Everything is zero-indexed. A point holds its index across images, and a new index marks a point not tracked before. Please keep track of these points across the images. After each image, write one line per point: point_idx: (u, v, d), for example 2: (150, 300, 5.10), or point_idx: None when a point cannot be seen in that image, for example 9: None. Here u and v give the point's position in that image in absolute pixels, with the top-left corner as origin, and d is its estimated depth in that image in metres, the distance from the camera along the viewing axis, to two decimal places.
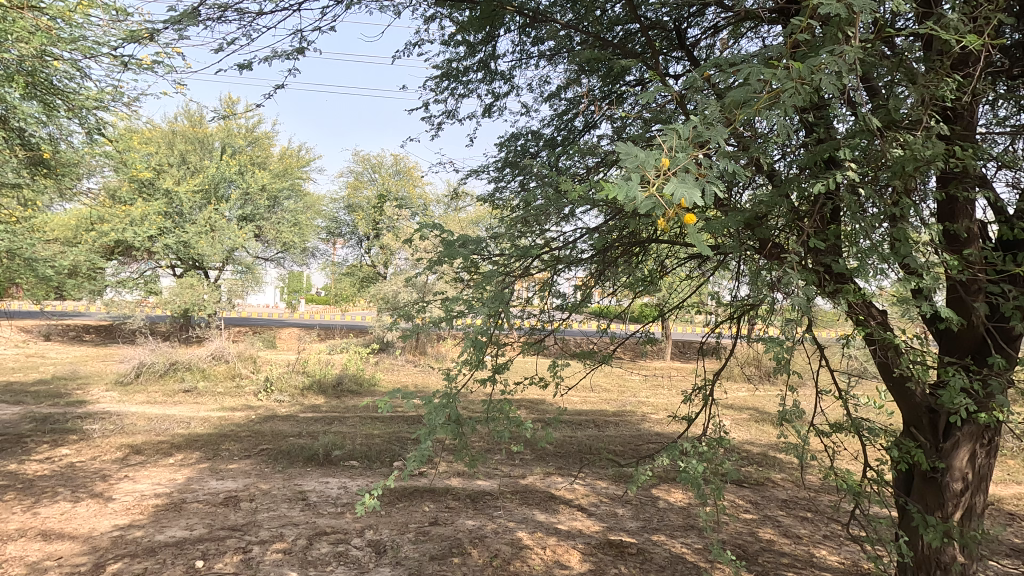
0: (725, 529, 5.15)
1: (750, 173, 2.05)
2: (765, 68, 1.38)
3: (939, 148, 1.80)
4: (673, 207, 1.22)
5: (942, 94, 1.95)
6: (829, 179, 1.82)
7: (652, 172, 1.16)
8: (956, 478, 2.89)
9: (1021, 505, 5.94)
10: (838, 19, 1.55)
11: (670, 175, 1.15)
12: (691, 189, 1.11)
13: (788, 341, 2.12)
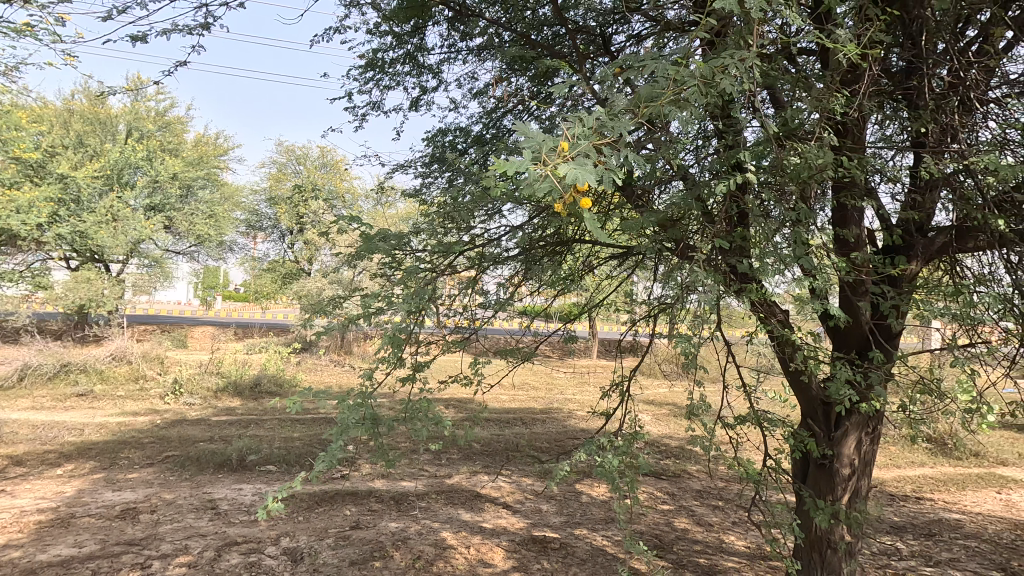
0: (643, 521, 5.35)
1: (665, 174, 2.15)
2: (668, 68, 1.47)
3: (829, 157, 1.96)
4: (572, 190, 1.30)
5: (834, 107, 2.13)
6: (733, 182, 1.93)
7: (550, 154, 1.23)
8: (845, 463, 3.15)
9: (900, 486, 6.60)
10: (741, 27, 1.65)
11: (566, 159, 1.23)
12: (588, 174, 1.18)
13: (696, 337, 2.23)
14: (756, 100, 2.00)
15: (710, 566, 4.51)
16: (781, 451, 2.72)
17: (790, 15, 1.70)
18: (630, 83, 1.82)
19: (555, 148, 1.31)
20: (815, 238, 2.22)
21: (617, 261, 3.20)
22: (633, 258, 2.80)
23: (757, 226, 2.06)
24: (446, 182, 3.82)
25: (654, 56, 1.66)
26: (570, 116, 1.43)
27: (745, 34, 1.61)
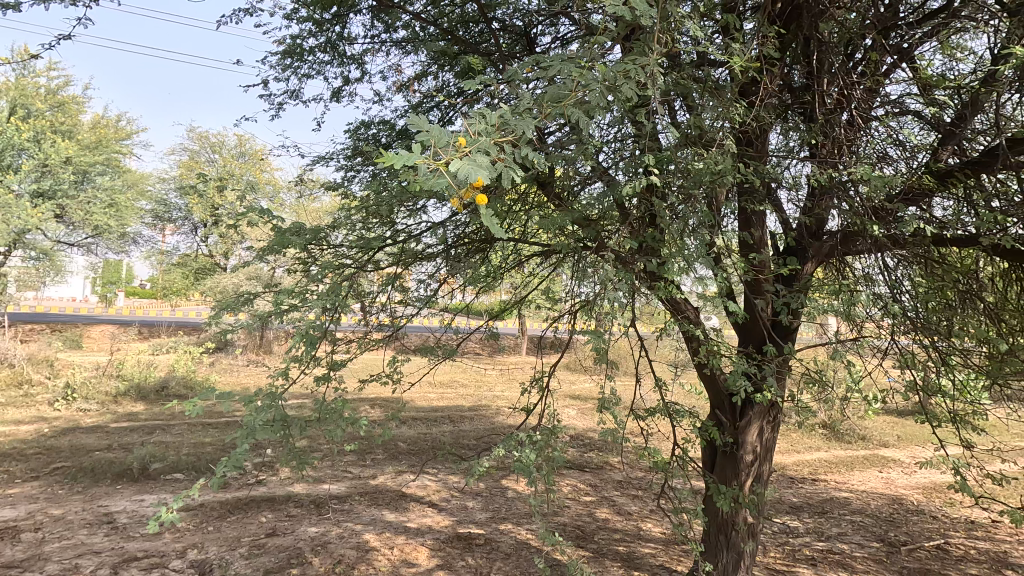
0: (566, 513, 5.49)
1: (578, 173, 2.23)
2: (573, 70, 1.55)
3: (724, 161, 2.12)
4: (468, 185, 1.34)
5: (733, 116, 2.29)
6: (638, 182, 2.04)
7: (446, 148, 1.28)
8: (748, 450, 3.38)
9: (799, 469, 7.18)
10: (643, 37, 1.76)
11: (462, 155, 1.28)
12: (481, 170, 1.22)
13: (608, 332, 2.33)
14: (661, 104, 2.11)
15: (628, 553, 4.70)
16: (688, 440, 2.88)
17: (690, 28, 1.83)
18: (540, 84, 1.88)
19: (454, 142, 1.35)
20: (718, 238, 2.39)
21: (538, 260, 3.25)
22: (555, 256, 2.85)
23: (663, 225, 2.20)
24: (370, 175, 3.72)
25: (563, 56, 1.74)
26: (475, 112, 1.49)
27: (646, 42, 1.72)
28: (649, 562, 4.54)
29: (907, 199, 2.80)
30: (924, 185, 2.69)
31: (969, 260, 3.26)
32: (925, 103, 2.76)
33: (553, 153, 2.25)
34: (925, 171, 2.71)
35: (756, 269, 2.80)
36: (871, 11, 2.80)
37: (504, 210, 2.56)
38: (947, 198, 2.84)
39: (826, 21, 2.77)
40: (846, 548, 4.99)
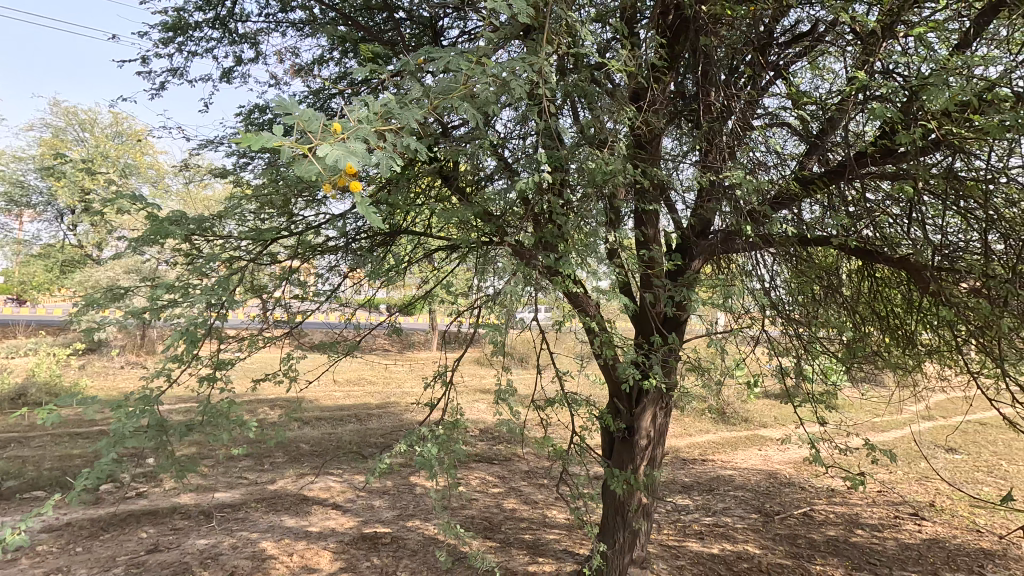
0: (473, 506, 5.53)
1: (476, 167, 2.26)
2: (463, 64, 1.57)
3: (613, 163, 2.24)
4: (343, 173, 1.30)
5: (623, 119, 2.41)
6: (533, 179, 2.11)
7: (320, 133, 1.22)
8: (643, 435, 3.61)
9: (690, 451, 7.75)
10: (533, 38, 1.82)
11: (336, 141, 1.23)
12: (353, 156, 1.18)
13: (507, 324, 2.38)
14: (556, 104, 2.19)
15: (533, 540, 4.84)
16: (586, 428, 3.01)
17: (580, 33, 1.91)
18: (434, 76, 1.88)
19: (328, 127, 1.29)
20: (612, 236, 2.51)
21: (442, 254, 3.23)
22: (460, 251, 2.85)
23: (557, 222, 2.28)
24: (265, 163, 3.51)
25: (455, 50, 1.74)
26: (357, 98, 1.45)
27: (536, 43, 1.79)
28: (553, 547, 4.69)
29: (778, 203, 3.09)
30: (791, 189, 2.99)
31: (830, 259, 3.65)
32: (794, 117, 3.05)
33: (452, 147, 2.25)
34: (792, 179, 3.00)
35: (644, 264, 2.99)
36: (749, 30, 3.05)
37: (404, 202, 2.53)
38: (811, 203, 3.17)
39: (710, 36, 2.99)
40: (730, 521, 5.46)
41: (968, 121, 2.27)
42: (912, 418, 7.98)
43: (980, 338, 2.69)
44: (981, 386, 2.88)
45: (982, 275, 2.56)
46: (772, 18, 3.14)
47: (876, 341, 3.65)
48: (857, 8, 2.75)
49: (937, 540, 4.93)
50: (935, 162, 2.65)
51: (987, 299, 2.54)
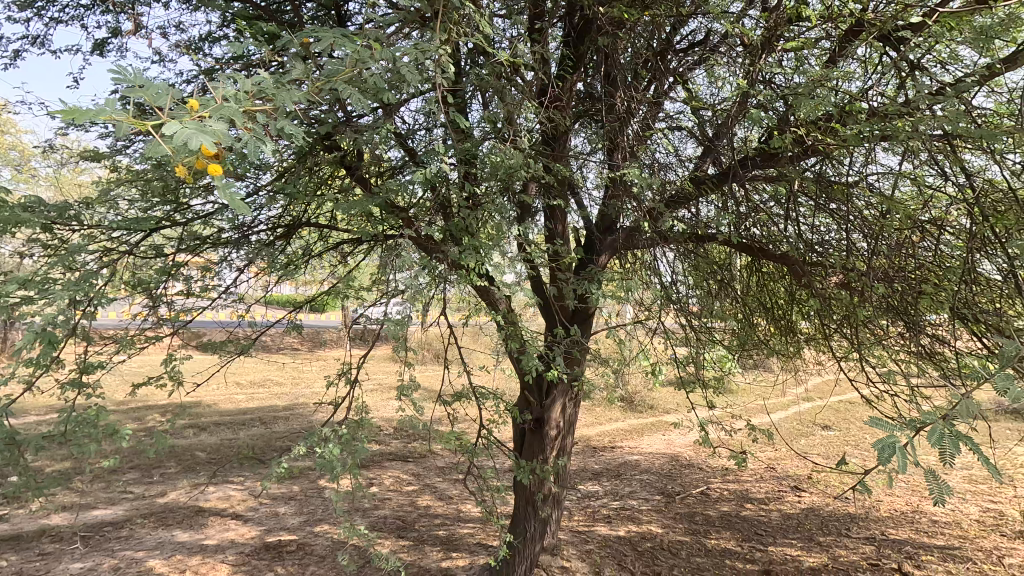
0: (386, 505, 5.42)
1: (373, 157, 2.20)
2: (348, 46, 1.50)
3: (513, 156, 2.25)
4: (200, 154, 1.18)
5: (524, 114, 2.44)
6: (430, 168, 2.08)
7: (176, 110, 1.11)
8: (552, 426, 3.69)
9: (600, 439, 8.07)
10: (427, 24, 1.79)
11: (193, 119, 1.11)
12: (214, 133, 1.08)
13: (408, 318, 2.33)
14: (455, 93, 2.17)
15: (447, 536, 4.82)
16: (494, 421, 3.03)
17: (477, 23, 1.90)
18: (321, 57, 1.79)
19: (181, 103, 1.16)
20: (519, 231, 2.55)
21: (347, 248, 3.12)
22: (365, 243, 2.75)
23: (461, 216, 2.28)
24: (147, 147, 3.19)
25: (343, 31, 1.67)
26: (222, 73, 1.34)
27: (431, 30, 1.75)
28: (466, 541, 4.70)
29: (675, 201, 3.27)
30: (685, 188, 3.18)
31: (724, 255, 3.92)
32: (690, 121, 3.25)
33: (349, 135, 2.17)
34: (688, 180, 3.19)
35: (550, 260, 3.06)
36: (650, 36, 3.20)
37: (304, 192, 2.41)
38: (705, 203, 3.39)
39: (613, 39, 3.10)
40: (635, 503, 5.75)
41: (833, 130, 2.53)
42: (794, 399, 8.81)
43: (843, 326, 3.00)
44: (844, 369, 3.21)
45: (846, 270, 2.85)
46: (671, 26, 3.31)
47: (762, 331, 3.98)
48: (744, 22, 2.97)
49: (813, 509, 5.48)
50: (808, 168, 2.93)
51: (849, 291, 2.84)
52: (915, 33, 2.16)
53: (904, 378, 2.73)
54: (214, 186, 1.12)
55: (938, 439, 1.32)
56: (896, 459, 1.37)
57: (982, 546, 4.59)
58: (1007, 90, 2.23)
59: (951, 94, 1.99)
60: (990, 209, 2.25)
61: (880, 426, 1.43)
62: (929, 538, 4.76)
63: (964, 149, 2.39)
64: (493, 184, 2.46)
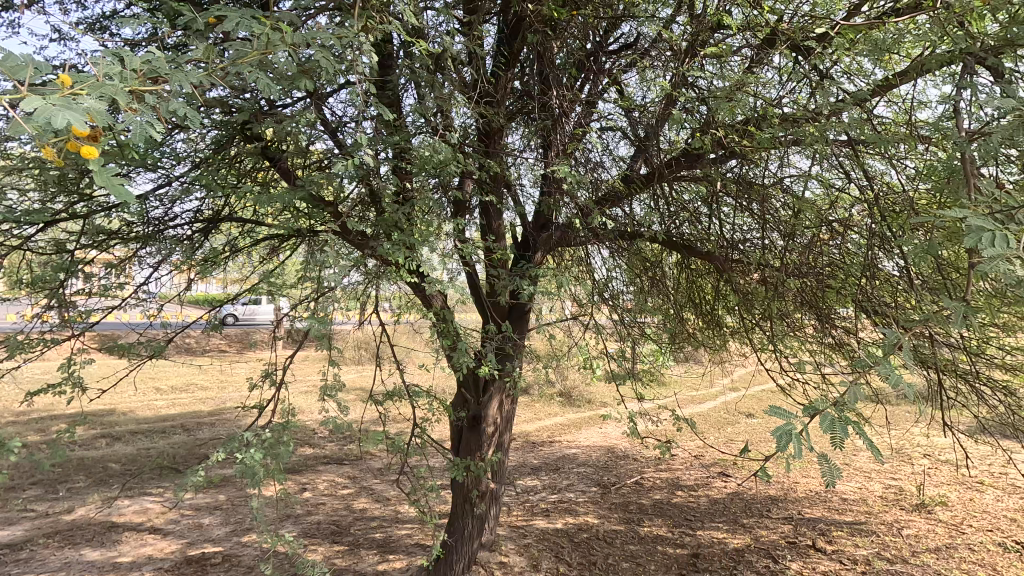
0: (319, 511, 5.25)
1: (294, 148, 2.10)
2: (256, 27, 1.42)
3: (441, 150, 2.21)
4: (72, 135, 1.07)
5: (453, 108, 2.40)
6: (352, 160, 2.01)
7: (45, 86, 1.01)
8: (489, 423, 3.70)
9: (539, 435, 8.16)
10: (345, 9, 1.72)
11: (65, 97, 1.02)
12: (89, 111, 0.99)
13: (334, 317, 2.25)
14: (380, 84, 2.11)
15: (383, 538, 4.72)
16: (428, 420, 2.99)
17: (400, 11, 1.85)
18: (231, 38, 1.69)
19: (51, 79, 1.06)
20: (452, 227, 2.52)
21: (273, 244, 2.98)
22: (290, 238, 2.63)
23: (389, 211, 2.22)
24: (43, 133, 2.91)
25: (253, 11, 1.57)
26: (106, 50, 1.23)
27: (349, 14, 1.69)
28: (403, 542, 4.62)
29: (607, 200, 3.34)
30: (615, 187, 3.24)
31: (656, 253, 4.03)
32: (622, 122, 3.33)
33: (267, 125, 2.06)
34: (619, 179, 3.26)
35: (483, 256, 3.05)
36: (583, 36, 3.25)
37: (221, 184, 2.27)
38: (637, 202, 3.47)
39: (546, 37, 3.12)
40: (573, 496, 5.86)
41: (750, 133, 2.66)
42: (722, 390, 9.27)
43: (761, 320, 3.16)
44: (763, 361, 3.39)
45: (764, 267, 3.01)
46: (603, 28, 3.37)
47: (691, 325, 4.15)
48: (672, 27, 3.07)
49: (737, 493, 5.79)
50: (731, 170, 3.07)
51: (766, 286, 3.00)
52: (821, 44, 2.31)
53: (813, 367, 2.90)
54: (89, 169, 1.03)
55: (830, 425, 1.38)
56: (792, 446, 1.37)
57: (884, 520, 5.00)
58: (902, 101, 2.42)
59: (852, 102, 2.14)
60: (887, 210, 2.43)
61: (777, 415, 1.44)
62: (839, 515, 5.14)
63: (866, 155, 2.58)
64: (423, 179, 2.40)
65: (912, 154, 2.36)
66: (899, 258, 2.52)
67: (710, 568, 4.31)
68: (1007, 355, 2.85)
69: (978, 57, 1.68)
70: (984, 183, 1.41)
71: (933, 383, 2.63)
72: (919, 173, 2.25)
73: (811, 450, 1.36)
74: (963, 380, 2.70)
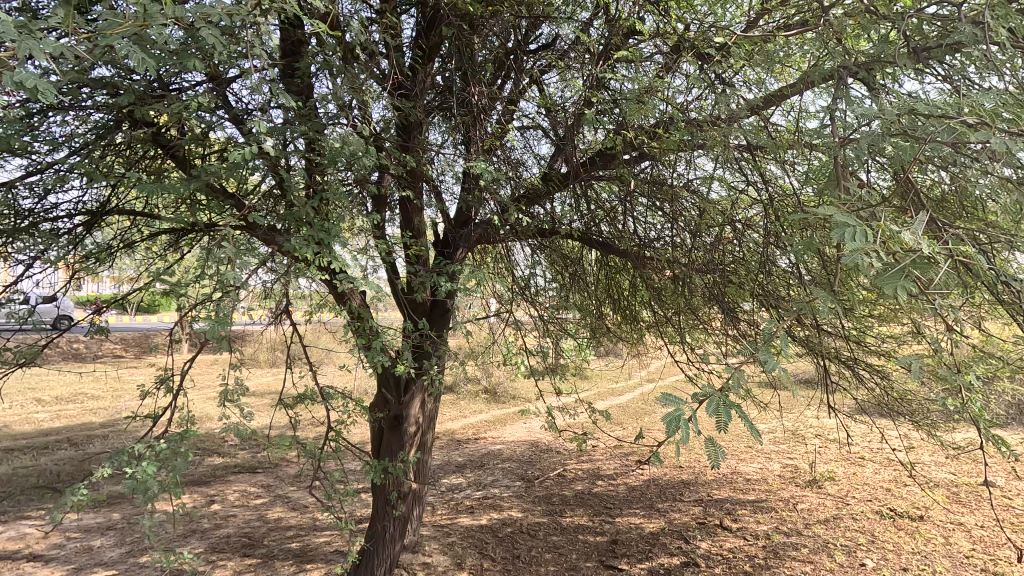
0: (229, 523, 4.94)
1: (187, 136, 1.96)
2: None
3: (352, 141, 2.13)
4: None
5: (365, 100, 2.33)
6: (252, 147, 1.89)
7: None
8: (411, 423, 3.63)
9: (464, 432, 8.14)
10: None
11: None
12: None
13: (234, 316, 2.11)
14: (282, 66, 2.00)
15: (299, 547, 4.51)
16: (343, 422, 2.88)
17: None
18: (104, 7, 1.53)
19: None
20: (367, 223, 2.44)
21: (169, 239, 2.76)
22: (188, 232, 2.45)
23: (298, 205, 2.11)
24: None
25: None
26: None
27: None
28: (322, 550, 4.44)
29: (527, 197, 3.38)
30: (534, 185, 3.28)
31: (577, 250, 4.12)
32: (541, 121, 3.37)
33: (156, 108, 1.90)
34: (538, 177, 3.31)
35: (402, 252, 2.98)
36: (502, 34, 3.26)
37: (104, 172, 2.06)
38: (557, 200, 3.53)
39: (465, 32, 3.11)
40: (497, 491, 5.89)
41: (659, 136, 2.78)
42: (640, 381, 9.69)
43: (673, 315, 3.31)
44: (674, 353, 3.56)
45: (674, 264, 3.16)
46: (523, 27, 3.41)
47: (610, 320, 4.29)
48: (588, 31, 3.15)
49: (653, 479, 6.07)
50: (644, 171, 3.19)
51: (675, 282, 3.15)
52: (722, 54, 2.46)
53: (716, 358, 3.09)
54: None
55: (715, 409, 1.43)
56: (682, 432, 1.44)
57: (782, 496, 5.43)
58: (794, 110, 2.62)
59: (749, 109, 2.29)
60: (779, 210, 2.62)
61: (670, 402, 1.50)
62: (744, 495, 5.53)
63: (762, 159, 2.77)
64: (335, 171, 2.31)
65: (801, 160, 2.56)
66: (791, 255, 2.73)
67: (628, 553, 4.49)
68: (882, 342, 3.17)
69: (852, 71, 1.84)
70: (855, 186, 1.55)
71: (818, 369, 2.88)
72: (808, 178, 2.44)
73: (699, 435, 1.42)
74: (844, 366, 2.97)
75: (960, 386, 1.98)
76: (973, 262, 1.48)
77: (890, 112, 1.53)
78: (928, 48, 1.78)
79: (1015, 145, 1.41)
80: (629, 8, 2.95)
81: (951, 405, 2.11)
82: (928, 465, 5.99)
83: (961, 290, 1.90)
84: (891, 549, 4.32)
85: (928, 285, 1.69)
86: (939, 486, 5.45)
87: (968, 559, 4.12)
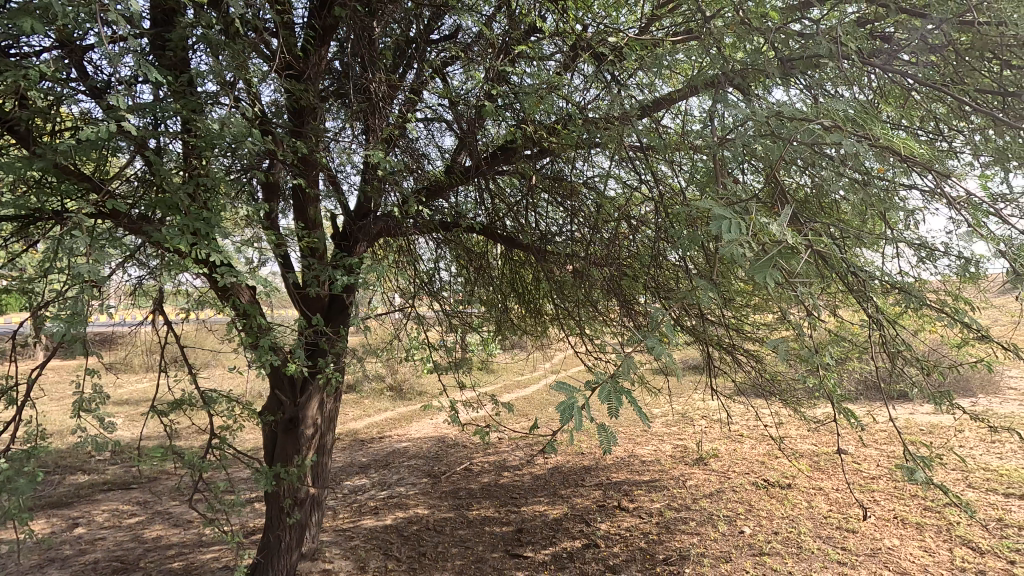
0: (97, 548, 4.42)
1: (27, 109, 1.69)
2: None
3: (232, 123, 1.95)
4: None
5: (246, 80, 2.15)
6: (110, 123, 1.67)
7: None
8: (308, 424, 3.44)
9: (368, 432, 7.90)
10: None
11: None
12: None
13: (90, 315, 1.85)
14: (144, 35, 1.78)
15: (181, 567, 4.13)
16: (228, 428, 2.65)
17: None
18: None
19: None
20: (254, 213, 2.26)
21: (14, 228, 2.39)
22: (36, 221, 2.13)
23: (170, 192, 1.90)
24: None
25: None
26: None
27: None
28: (208, 567, 4.09)
29: (429, 190, 3.31)
30: (435, 177, 3.21)
31: (481, 245, 4.10)
32: (443, 113, 3.31)
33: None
34: (441, 170, 3.25)
35: (293, 245, 2.79)
36: (404, 22, 3.17)
37: None
38: (459, 194, 3.48)
39: (363, 18, 2.98)
40: (402, 489, 5.78)
41: (559, 132, 2.85)
42: (545, 373, 9.96)
43: (573, 307, 3.39)
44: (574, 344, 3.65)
45: (574, 257, 3.25)
46: (426, 18, 3.33)
47: (515, 314, 4.34)
48: (490, 26, 3.15)
49: (557, 467, 6.27)
50: (545, 168, 3.26)
51: (576, 276, 3.25)
52: (615, 55, 2.56)
53: (614, 347, 3.23)
54: None
55: (606, 396, 1.48)
56: (575, 419, 1.47)
57: (673, 475, 5.83)
58: (680, 113, 2.79)
59: (641, 109, 2.41)
60: (669, 207, 2.79)
61: (564, 390, 1.54)
62: (639, 476, 5.87)
63: (654, 158, 2.92)
64: (215, 157, 2.11)
65: (686, 161, 2.74)
66: (679, 249, 2.89)
67: (532, 541, 4.58)
68: (757, 330, 3.47)
69: (729, 78, 2.00)
70: (730, 184, 1.68)
71: (703, 356, 3.10)
72: (694, 178, 2.61)
73: (591, 422, 1.47)
74: (725, 352, 3.23)
75: (818, 366, 2.22)
76: (829, 252, 1.65)
77: (761, 119, 1.68)
78: (793, 61, 1.97)
79: (860, 149, 1.59)
80: (530, 5, 2.99)
81: (811, 383, 2.35)
82: (794, 438, 6.71)
83: (820, 280, 2.12)
84: (764, 515, 4.78)
85: (793, 275, 1.86)
86: (803, 456, 6.13)
87: (825, 519, 4.67)
